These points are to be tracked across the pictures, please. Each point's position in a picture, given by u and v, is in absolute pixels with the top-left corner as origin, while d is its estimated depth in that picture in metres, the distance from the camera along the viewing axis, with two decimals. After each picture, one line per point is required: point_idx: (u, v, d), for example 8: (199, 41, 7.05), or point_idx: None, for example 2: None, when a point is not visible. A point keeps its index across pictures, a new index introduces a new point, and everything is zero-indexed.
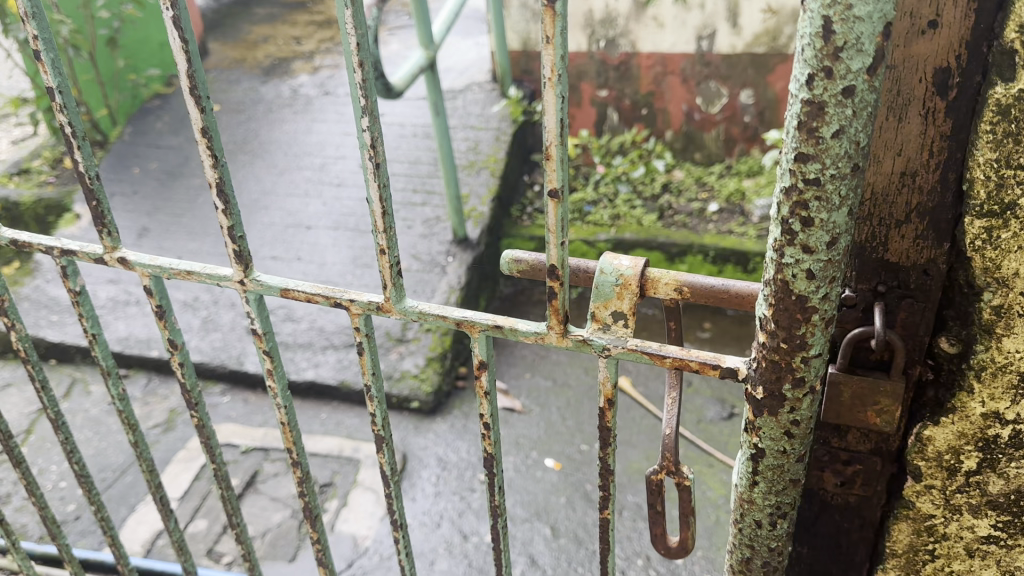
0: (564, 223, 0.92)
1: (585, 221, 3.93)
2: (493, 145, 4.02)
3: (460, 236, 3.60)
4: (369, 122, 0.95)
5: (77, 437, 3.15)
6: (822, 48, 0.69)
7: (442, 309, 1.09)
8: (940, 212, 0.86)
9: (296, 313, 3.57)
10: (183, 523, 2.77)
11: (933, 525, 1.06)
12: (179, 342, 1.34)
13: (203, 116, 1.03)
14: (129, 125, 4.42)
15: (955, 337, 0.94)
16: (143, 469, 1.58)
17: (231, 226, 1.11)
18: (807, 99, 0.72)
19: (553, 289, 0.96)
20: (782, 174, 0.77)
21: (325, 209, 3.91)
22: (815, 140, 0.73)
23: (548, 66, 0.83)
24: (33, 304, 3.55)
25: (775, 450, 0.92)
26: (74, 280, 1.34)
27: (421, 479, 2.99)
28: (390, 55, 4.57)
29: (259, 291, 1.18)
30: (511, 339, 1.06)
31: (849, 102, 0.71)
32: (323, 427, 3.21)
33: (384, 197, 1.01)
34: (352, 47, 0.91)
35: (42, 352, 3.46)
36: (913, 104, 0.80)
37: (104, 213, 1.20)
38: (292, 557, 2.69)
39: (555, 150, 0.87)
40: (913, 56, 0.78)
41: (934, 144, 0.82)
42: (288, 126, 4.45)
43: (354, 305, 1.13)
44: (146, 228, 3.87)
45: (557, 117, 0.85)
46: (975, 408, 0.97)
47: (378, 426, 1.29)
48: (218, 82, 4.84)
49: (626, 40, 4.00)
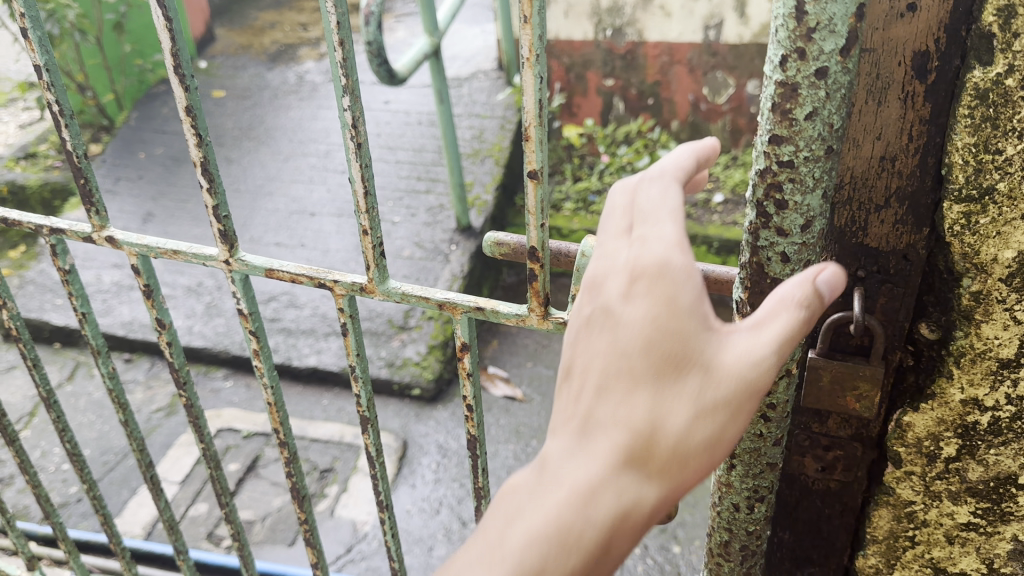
0: (544, 204, 0.93)
1: (589, 211, 3.94)
2: (498, 133, 4.02)
3: (463, 225, 3.60)
4: (350, 100, 0.96)
5: (80, 420, 3.18)
6: (795, 29, 0.70)
7: (424, 290, 1.10)
8: (919, 196, 0.86)
9: (299, 299, 3.58)
10: (184, 506, 2.80)
11: (913, 512, 1.07)
12: (166, 322, 1.35)
13: (188, 94, 1.04)
14: (135, 110, 4.44)
15: (935, 324, 0.94)
16: (134, 449, 1.59)
17: (217, 205, 1.11)
18: (781, 81, 0.73)
19: (534, 271, 0.98)
20: (757, 154, 0.78)
21: (329, 196, 3.92)
22: (789, 121, 0.74)
23: (527, 46, 0.83)
24: (38, 288, 3.58)
25: (752, 433, 0.93)
26: (64, 259, 1.35)
27: (421, 466, 3.01)
28: (396, 42, 4.56)
29: (244, 271, 1.19)
30: (492, 320, 1.07)
31: (822, 84, 0.71)
32: (325, 413, 3.22)
33: (366, 176, 1.02)
34: (332, 25, 0.91)
35: (47, 336, 3.48)
36: (892, 87, 0.80)
37: (91, 191, 1.20)
38: (292, 542, 2.71)
39: (533, 132, 0.88)
40: (892, 40, 0.77)
41: (913, 128, 0.82)
42: (293, 113, 4.45)
43: (339, 286, 1.14)
44: (152, 212, 3.89)
45: (535, 96, 0.86)
46: (954, 394, 0.97)
47: (363, 407, 1.29)
48: (225, 68, 4.85)
49: (633, 29, 3.99)
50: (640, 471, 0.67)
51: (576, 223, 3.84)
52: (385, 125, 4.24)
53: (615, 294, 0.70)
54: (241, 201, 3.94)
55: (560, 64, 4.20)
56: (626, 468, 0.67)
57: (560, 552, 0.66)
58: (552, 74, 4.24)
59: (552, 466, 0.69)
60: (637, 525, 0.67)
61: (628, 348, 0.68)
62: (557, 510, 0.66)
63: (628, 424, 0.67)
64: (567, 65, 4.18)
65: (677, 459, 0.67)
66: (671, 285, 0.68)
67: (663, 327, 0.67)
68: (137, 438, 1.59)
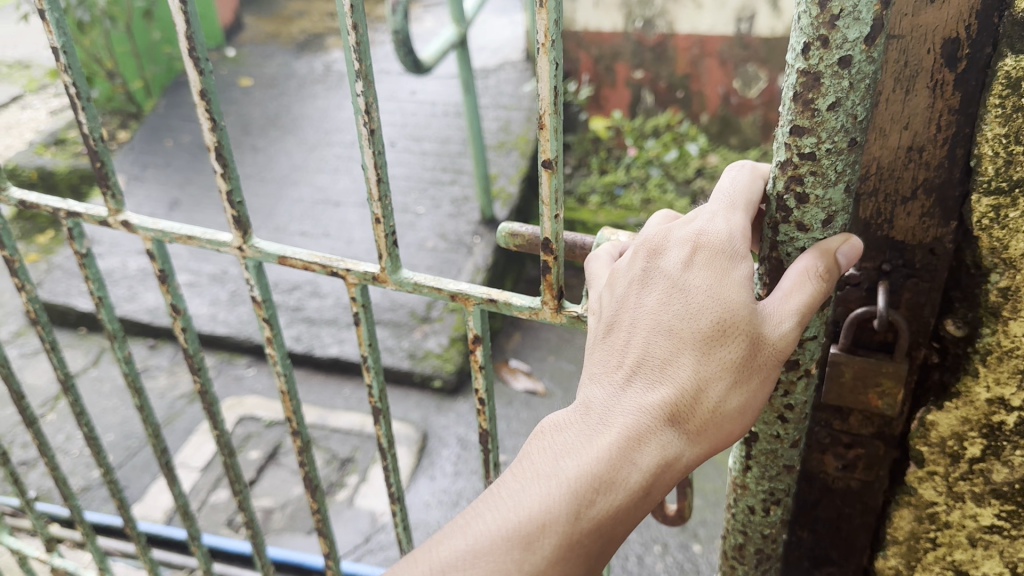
0: (559, 195, 0.90)
1: (615, 205, 3.89)
2: (524, 125, 3.98)
3: (487, 217, 3.57)
4: (363, 86, 0.94)
5: (103, 404, 3.21)
6: (818, 16, 0.69)
7: (437, 281, 1.07)
8: (947, 188, 0.83)
9: (323, 289, 3.57)
10: (206, 492, 2.81)
11: (936, 513, 1.00)
12: (181, 308, 1.33)
13: (203, 77, 1.02)
14: (163, 98, 4.47)
15: (962, 320, 0.90)
16: (149, 434, 1.58)
17: (231, 190, 1.09)
18: (803, 69, 0.72)
19: (547, 264, 0.96)
20: (778, 148, 0.77)
21: (355, 185, 3.92)
22: (811, 112, 0.73)
23: (543, 30, 0.81)
24: (66, 273, 3.61)
25: (769, 435, 0.91)
26: (80, 243, 1.34)
27: (441, 458, 3.00)
28: (423, 32, 4.54)
29: (258, 258, 1.17)
30: (505, 313, 1.05)
31: (845, 73, 0.71)
32: (346, 403, 3.22)
33: (378, 163, 0.99)
34: (346, 8, 0.89)
35: (73, 321, 3.52)
36: (920, 75, 0.78)
37: (107, 174, 1.19)
38: (310, 530, 2.71)
39: (548, 119, 0.85)
40: (921, 26, 0.76)
41: (942, 118, 0.80)
42: (320, 103, 4.45)
43: (351, 275, 1.12)
44: (178, 200, 3.90)
45: (551, 83, 0.83)
46: (980, 393, 0.92)
47: (376, 398, 1.27)
48: (253, 56, 4.86)
49: (664, 20, 3.93)
50: (682, 414, 0.80)
51: (602, 216, 3.79)
52: (412, 116, 4.23)
53: (674, 265, 0.83)
54: (267, 189, 3.95)
55: (589, 56, 4.15)
56: (670, 412, 0.80)
57: (611, 475, 0.78)
58: (580, 65, 4.19)
59: (605, 405, 0.82)
60: (673, 463, 0.81)
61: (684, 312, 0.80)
62: (610, 452, 0.79)
63: (676, 375, 0.80)
64: (596, 56, 4.13)
65: (713, 408, 0.80)
66: (726, 263, 0.80)
67: (717, 295, 0.80)
68: (151, 424, 1.58)
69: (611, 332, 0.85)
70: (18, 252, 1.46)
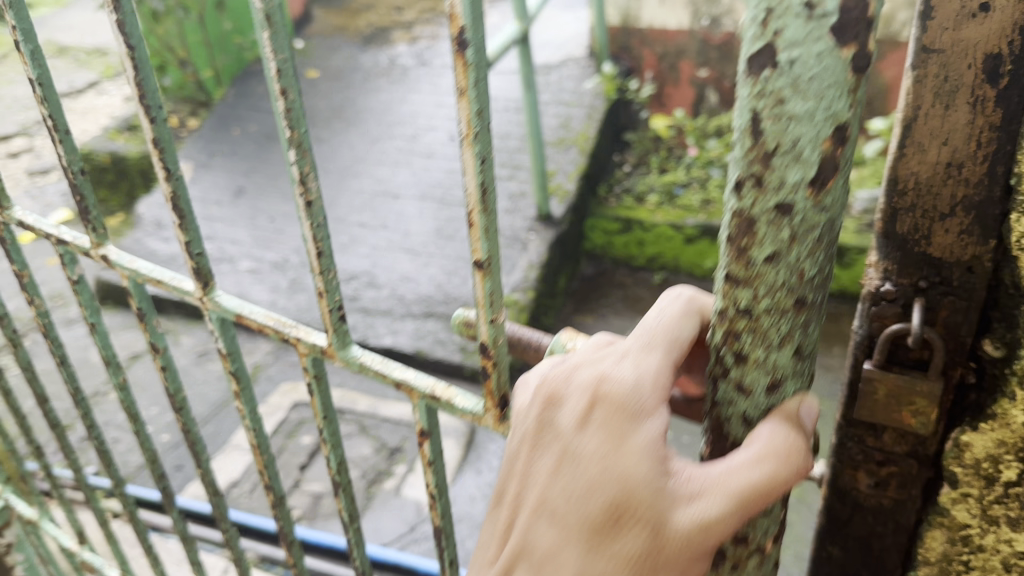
0: (496, 298, 0.85)
1: (674, 205, 3.85)
2: (585, 122, 3.96)
3: (543, 213, 3.57)
4: (296, 154, 0.90)
5: (164, 384, 3.32)
6: (751, 149, 0.57)
7: (383, 365, 1.05)
8: (987, 207, 0.75)
9: (379, 280, 3.58)
10: (259, 475, 2.91)
11: (969, 535, 0.93)
12: (161, 346, 1.32)
13: (155, 127, 1.02)
14: (233, 87, 4.66)
15: (1001, 340, 0.82)
16: (145, 460, 1.56)
17: (188, 242, 1.10)
18: (737, 210, 0.60)
19: (486, 369, 0.91)
20: (715, 293, 0.66)
21: (414, 178, 4.00)
22: (746, 261, 0.61)
23: (465, 120, 0.75)
24: (131, 255, 3.76)
25: None
26: (72, 269, 1.36)
27: (489, 452, 3.02)
28: (487, 27, 4.56)
29: (218, 312, 1.16)
30: (447, 410, 1.01)
31: (786, 221, 0.58)
32: (397, 394, 3.25)
33: (319, 236, 0.96)
34: (272, 72, 0.85)
35: (140, 303, 3.70)
36: (960, 90, 0.70)
37: (88, 208, 1.22)
38: (358, 517, 2.78)
39: (476, 218, 0.80)
40: (963, 41, 0.68)
41: (981, 134, 0.72)
42: (383, 96, 4.50)
43: (302, 344, 1.11)
44: (243, 187, 4.08)
45: (477, 178, 0.78)
46: (1018, 416, 0.83)
47: (333, 471, 1.23)
48: (320, 49, 4.94)
49: (731, 19, 3.87)
50: None
51: (660, 216, 3.78)
52: None
53: (569, 422, 0.69)
54: (330, 179, 4.05)
55: (653, 53, 4.15)
56: None
57: None
58: (644, 62, 4.19)
59: None
60: None
61: (573, 493, 0.68)
62: None
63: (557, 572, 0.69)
64: (660, 55, 4.13)
65: None
66: (624, 429, 0.66)
67: (609, 474, 0.65)
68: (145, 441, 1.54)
69: (505, 502, 0.74)
70: (27, 267, 1.46)
